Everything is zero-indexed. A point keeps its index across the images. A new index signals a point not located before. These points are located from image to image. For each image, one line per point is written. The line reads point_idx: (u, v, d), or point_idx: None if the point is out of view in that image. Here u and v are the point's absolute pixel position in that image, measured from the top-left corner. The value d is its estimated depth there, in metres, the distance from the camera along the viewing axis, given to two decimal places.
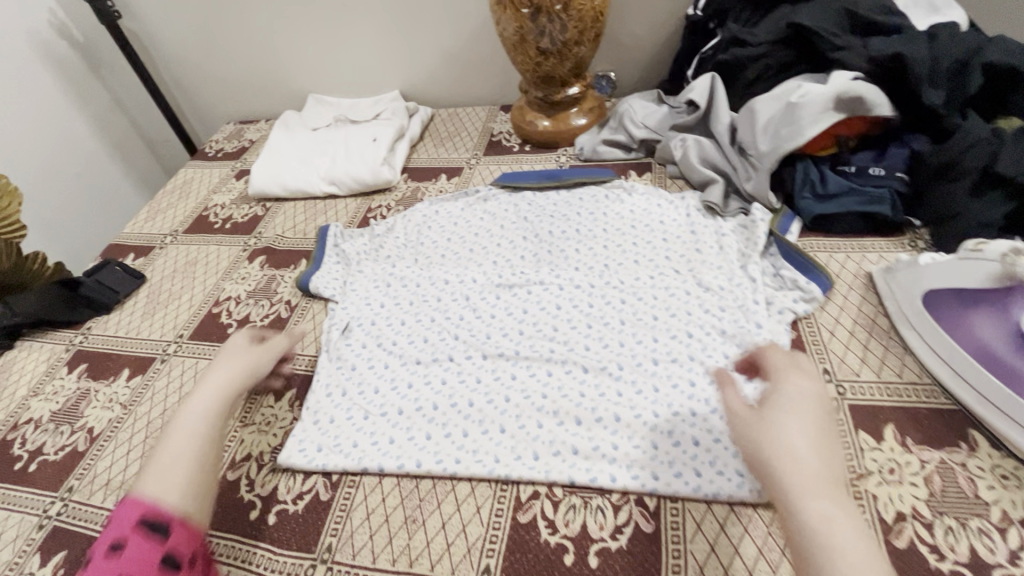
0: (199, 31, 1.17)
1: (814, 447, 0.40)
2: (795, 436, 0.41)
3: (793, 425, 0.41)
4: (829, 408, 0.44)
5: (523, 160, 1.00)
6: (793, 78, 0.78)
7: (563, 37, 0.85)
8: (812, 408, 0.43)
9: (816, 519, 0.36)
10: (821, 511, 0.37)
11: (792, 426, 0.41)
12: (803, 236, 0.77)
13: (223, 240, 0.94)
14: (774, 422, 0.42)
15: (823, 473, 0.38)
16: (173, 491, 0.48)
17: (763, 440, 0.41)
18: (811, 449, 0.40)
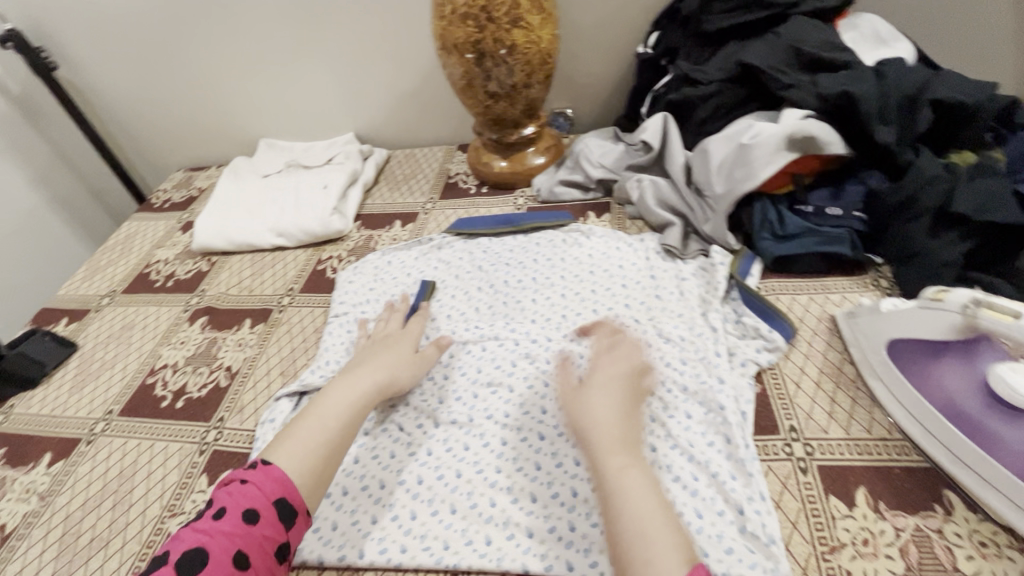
0: (143, 79, 1.14)
1: (621, 419, 0.52)
2: (592, 422, 0.52)
3: (603, 399, 0.53)
4: (635, 387, 0.56)
5: (480, 203, 0.97)
6: (745, 116, 0.76)
7: (512, 80, 0.83)
8: (621, 389, 0.54)
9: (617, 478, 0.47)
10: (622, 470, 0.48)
11: (597, 402, 0.53)
12: (765, 278, 0.75)
13: (163, 300, 0.89)
14: (584, 401, 0.54)
15: (624, 454, 0.49)
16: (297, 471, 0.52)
17: (586, 412, 0.53)
18: (619, 421, 0.52)
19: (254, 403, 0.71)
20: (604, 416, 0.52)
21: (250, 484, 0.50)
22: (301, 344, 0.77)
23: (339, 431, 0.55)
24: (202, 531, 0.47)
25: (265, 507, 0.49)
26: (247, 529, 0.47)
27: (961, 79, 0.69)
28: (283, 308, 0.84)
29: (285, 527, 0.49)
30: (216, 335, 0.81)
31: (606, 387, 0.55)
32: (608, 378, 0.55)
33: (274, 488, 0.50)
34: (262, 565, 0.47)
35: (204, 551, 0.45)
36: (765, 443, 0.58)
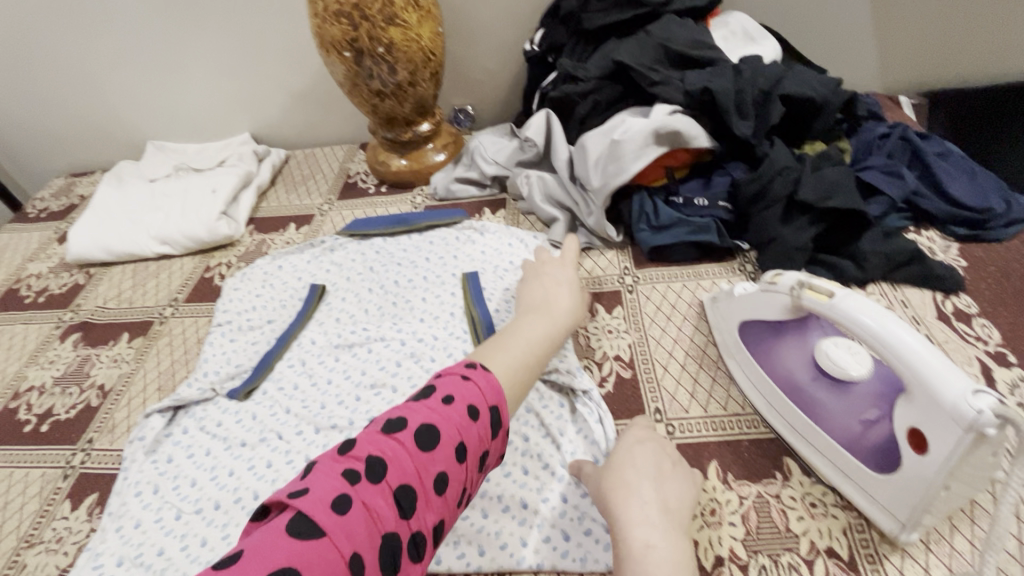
0: (10, 80, 1.05)
1: (648, 480, 0.48)
2: (614, 493, 0.48)
3: (631, 466, 0.50)
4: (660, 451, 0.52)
5: (377, 203, 0.96)
6: (621, 113, 0.79)
7: (395, 78, 0.82)
8: (643, 454, 0.51)
9: (641, 545, 0.43)
10: (644, 538, 0.43)
11: (624, 474, 0.49)
12: (643, 268, 0.78)
13: (34, 318, 0.83)
14: (611, 475, 0.50)
15: (650, 529, 0.44)
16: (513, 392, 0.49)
17: (609, 490, 0.48)
18: (644, 482, 0.48)
19: (126, 422, 0.68)
20: (631, 496, 0.47)
21: (473, 385, 0.45)
22: (181, 357, 0.75)
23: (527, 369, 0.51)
24: (432, 409, 0.42)
25: (487, 411, 0.44)
26: (472, 425, 0.42)
27: (809, 75, 0.75)
28: (164, 320, 0.80)
29: (495, 436, 0.44)
30: (90, 352, 0.77)
31: (629, 460, 0.51)
32: (631, 447, 0.52)
33: (479, 388, 0.45)
34: (474, 466, 0.42)
35: (437, 428, 0.41)
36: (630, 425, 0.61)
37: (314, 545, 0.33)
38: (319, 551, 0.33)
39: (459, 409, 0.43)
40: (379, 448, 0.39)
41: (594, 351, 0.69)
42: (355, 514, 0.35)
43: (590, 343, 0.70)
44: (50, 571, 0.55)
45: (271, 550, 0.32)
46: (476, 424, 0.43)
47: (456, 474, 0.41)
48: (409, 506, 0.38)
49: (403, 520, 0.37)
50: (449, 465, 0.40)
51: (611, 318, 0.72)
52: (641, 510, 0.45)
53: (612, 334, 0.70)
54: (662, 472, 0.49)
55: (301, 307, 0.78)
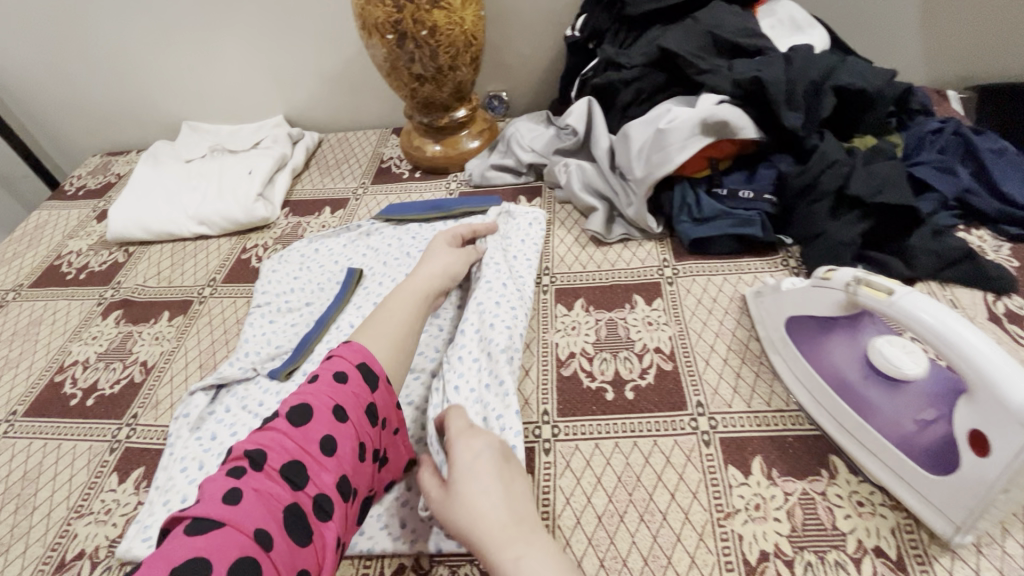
0: (49, 58, 1.06)
1: (502, 491, 0.47)
2: (469, 517, 0.46)
3: (473, 484, 0.47)
4: (501, 451, 0.51)
5: (412, 188, 0.96)
6: (666, 102, 0.77)
7: (436, 62, 0.81)
8: (488, 466, 0.49)
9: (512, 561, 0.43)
10: (515, 554, 0.43)
11: (474, 495, 0.47)
12: (682, 259, 0.77)
13: (76, 294, 0.85)
14: (461, 497, 0.47)
15: (513, 542, 0.44)
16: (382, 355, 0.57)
17: (465, 516, 0.46)
18: (501, 496, 0.47)
19: (170, 399, 0.69)
20: (486, 519, 0.45)
21: (336, 362, 0.53)
22: (221, 337, 0.75)
23: (399, 342, 0.59)
24: (305, 391, 0.51)
25: (350, 369, 0.53)
26: (339, 390, 0.51)
27: (863, 67, 0.73)
28: (203, 300, 0.81)
29: (370, 390, 0.53)
30: (131, 329, 0.78)
31: (473, 471, 0.48)
32: (469, 460, 0.49)
33: (337, 363, 0.53)
34: (359, 419, 0.51)
35: (306, 405, 0.50)
36: (672, 418, 0.60)
37: (218, 533, 0.42)
38: (226, 536, 0.42)
39: (326, 386, 0.51)
40: (258, 442, 0.48)
41: (634, 342, 0.68)
42: (248, 499, 0.44)
43: (630, 334, 0.69)
44: (101, 542, 0.57)
45: (179, 546, 0.41)
46: (346, 385, 0.52)
47: (338, 434, 0.49)
48: (304, 474, 0.47)
49: (300, 486, 0.46)
50: (332, 429, 0.49)
51: (651, 309, 0.71)
52: (501, 526, 0.45)
53: (652, 327, 0.69)
54: (506, 482, 0.48)
55: (341, 290, 0.78)
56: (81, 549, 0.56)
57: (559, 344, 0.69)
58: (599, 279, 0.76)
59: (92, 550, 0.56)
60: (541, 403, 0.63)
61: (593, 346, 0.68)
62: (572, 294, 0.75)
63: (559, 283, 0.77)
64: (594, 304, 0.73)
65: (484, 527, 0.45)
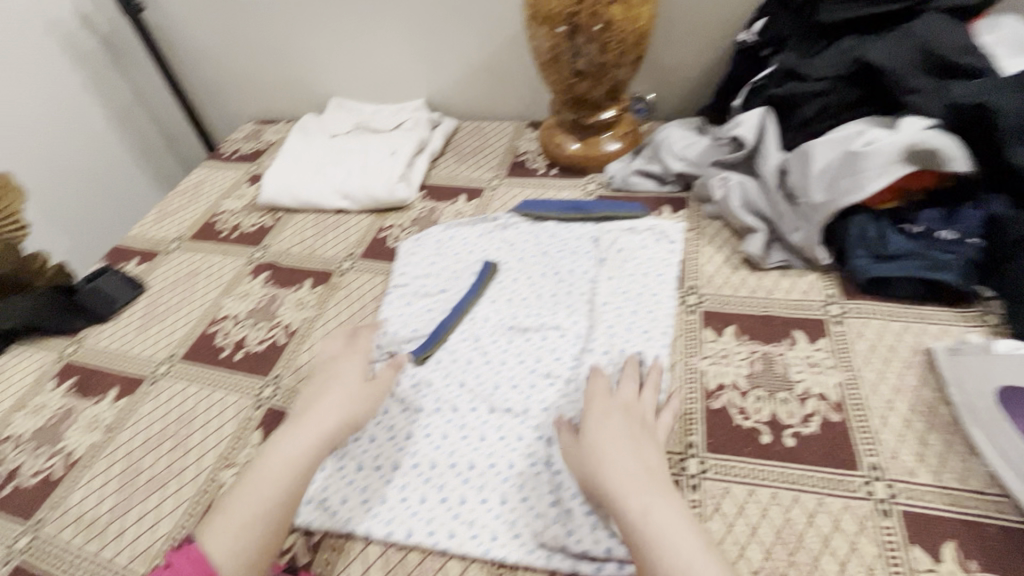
0: (223, 27, 1.13)
1: (632, 446, 0.51)
2: (604, 463, 0.50)
3: (604, 433, 0.52)
4: (629, 412, 0.55)
5: (548, 185, 0.93)
6: (857, 121, 0.69)
7: (601, 59, 0.78)
8: (618, 419, 0.54)
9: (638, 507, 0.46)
10: (639, 502, 0.47)
11: (602, 440, 0.52)
12: (853, 298, 0.69)
13: (229, 251, 0.90)
14: (591, 444, 0.52)
15: (636, 491, 0.47)
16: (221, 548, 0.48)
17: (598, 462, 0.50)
18: (629, 449, 0.51)
19: (310, 365, 0.71)
20: (613, 464, 0.50)
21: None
22: (358, 312, 0.77)
23: (252, 528, 0.50)
24: None
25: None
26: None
27: None
28: (342, 273, 0.83)
29: None
30: (277, 291, 0.82)
31: (603, 419, 0.54)
32: (594, 419, 0.55)
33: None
34: None
35: None
36: (842, 477, 0.54)
37: None
38: None
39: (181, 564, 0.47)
40: None
41: (795, 383, 0.62)
42: None
43: (789, 374, 0.62)
44: None
45: None
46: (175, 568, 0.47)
47: None
48: None
49: None
50: None
51: (815, 349, 0.64)
52: (631, 476, 0.49)
53: (815, 369, 0.63)
54: (637, 433, 0.53)
55: (474, 281, 0.77)
56: None
57: (707, 371, 0.64)
58: (753, 307, 0.70)
59: None
60: (686, 434, 0.59)
61: (746, 381, 0.62)
62: (722, 318, 0.69)
63: (706, 304, 0.71)
64: (747, 334, 0.67)
65: (618, 480, 0.48)
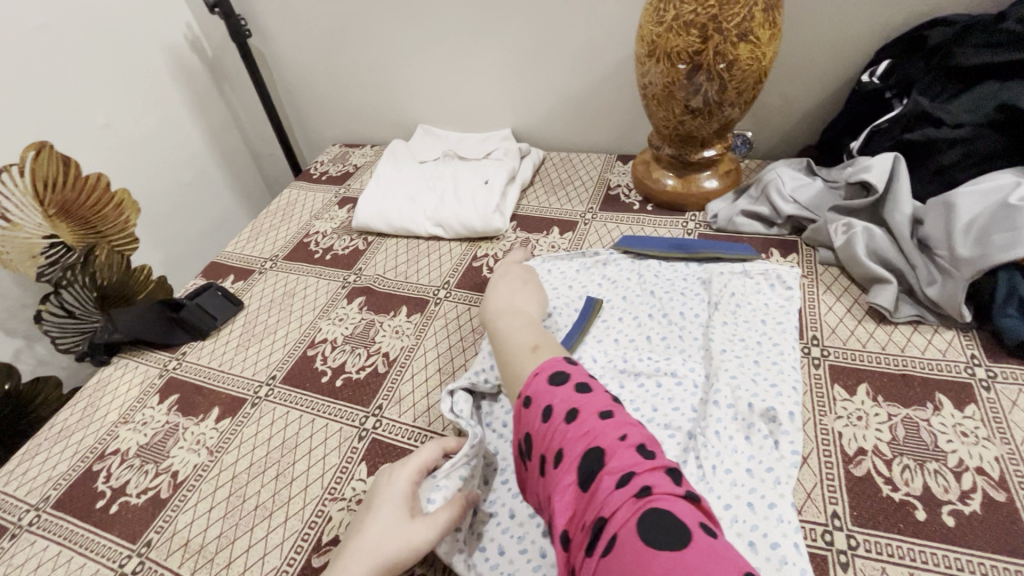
0: (320, 54, 1.16)
1: (517, 294, 0.70)
2: (498, 305, 0.68)
3: (504, 288, 0.72)
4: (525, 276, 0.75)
5: (645, 221, 0.91)
6: (1006, 172, 0.65)
7: (719, 98, 0.76)
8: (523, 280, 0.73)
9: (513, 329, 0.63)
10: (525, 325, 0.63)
11: (498, 292, 0.71)
12: (1002, 361, 0.63)
13: (323, 273, 0.91)
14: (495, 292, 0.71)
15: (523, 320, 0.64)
16: None
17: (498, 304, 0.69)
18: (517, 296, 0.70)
19: (412, 397, 0.70)
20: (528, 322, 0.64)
21: (542, 376, 0.51)
22: (458, 343, 0.76)
23: None
24: None
25: (598, 391, 0.48)
26: (591, 399, 0.47)
27: None
28: (439, 302, 0.82)
29: None
30: (373, 317, 0.81)
31: (511, 279, 0.73)
32: (507, 282, 0.73)
33: (606, 399, 0.47)
34: None
35: None
36: (1019, 568, 0.48)
37: None
38: None
39: None
40: None
41: (946, 454, 0.56)
42: None
43: (938, 443, 0.57)
44: None
45: None
46: None
47: None
48: None
49: None
50: None
51: (964, 417, 0.59)
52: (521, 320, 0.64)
53: (968, 439, 0.57)
54: (522, 287, 0.72)
55: (579, 320, 0.74)
56: (336, 535, 0.57)
57: (843, 433, 0.59)
58: (887, 364, 0.65)
59: None
60: (829, 503, 0.54)
61: (889, 447, 0.58)
62: (853, 375, 0.65)
63: (832, 358, 0.67)
64: (883, 394, 0.62)
65: (508, 309, 0.67)
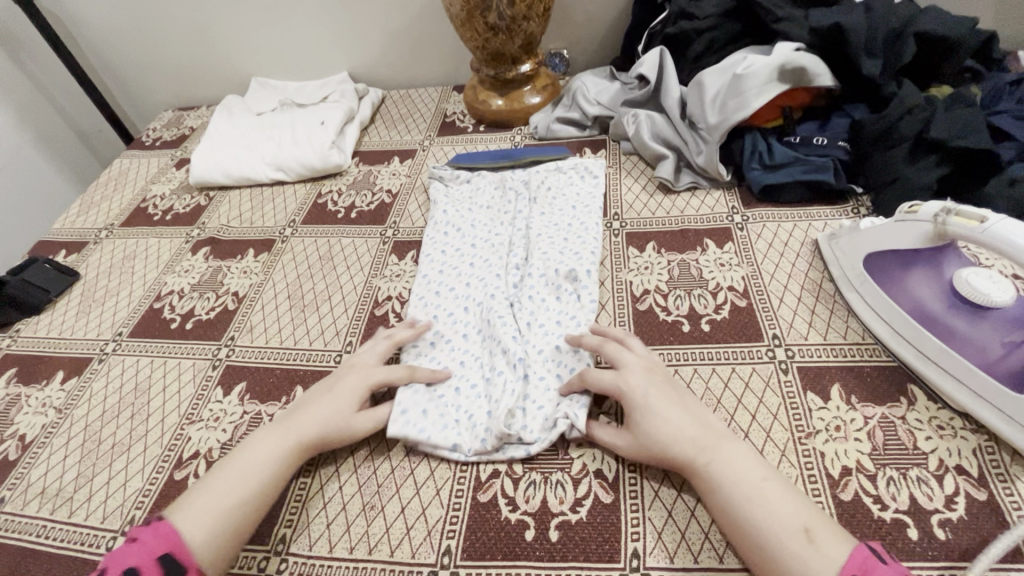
0: (127, 11, 1.10)
1: (674, 407, 0.52)
2: (666, 440, 0.50)
3: (656, 393, 0.53)
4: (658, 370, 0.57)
5: (477, 140, 0.98)
6: (740, 51, 0.79)
7: (511, 12, 0.83)
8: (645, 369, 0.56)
9: (715, 476, 0.48)
10: (717, 460, 0.48)
11: (657, 417, 0.51)
12: (753, 207, 0.78)
13: (164, 232, 0.89)
14: (656, 420, 0.51)
15: (704, 450, 0.49)
16: (202, 530, 0.47)
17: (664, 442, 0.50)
18: (675, 411, 0.52)
19: (262, 324, 0.73)
20: (669, 426, 0.51)
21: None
22: (306, 271, 0.79)
23: (232, 505, 0.49)
24: None
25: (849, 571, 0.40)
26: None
27: (946, 13, 0.72)
28: (285, 239, 0.85)
29: None
30: (220, 263, 0.82)
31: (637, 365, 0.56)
32: (640, 374, 0.55)
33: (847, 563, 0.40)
34: None
35: None
36: (750, 349, 0.63)
37: None
38: None
39: None
40: None
41: (707, 281, 0.70)
42: None
43: (703, 274, 0.71)
44: (213, 444, 0.61)
45: None
46: None
47: None
48: None
49: None
50: None
51: (722, 252, 0.73)
52: (688, 439, 0.50)
53: (724, 267, 0.71)
54: (668, 387, 0.55)
55: (430, 230, 0.80)
56: (196, 450, 0.61)
57: (633, 281, 0.71)
58: (669, 224, 0.78)
59: (205, 451, 0.61)
60: None
61: (667, 284, 0.70)
62: (643, 237, 0.77)
63: (629, 227, 0.79)
64: (665, 247, 0.75)
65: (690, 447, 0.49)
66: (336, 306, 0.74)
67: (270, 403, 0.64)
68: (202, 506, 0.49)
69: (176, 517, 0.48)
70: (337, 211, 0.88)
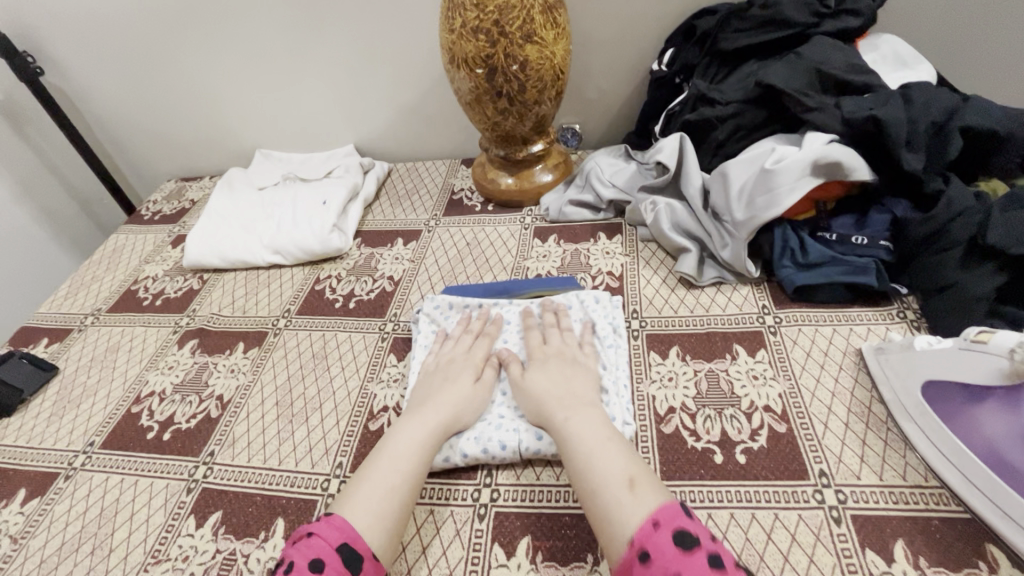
0: (135, 85, 1.09)
1: (561, 377, 0.60)
2: (535, 395, 0.59)
3: (539, 366, 0.62)
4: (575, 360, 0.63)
5: (485, 221, 0.93)
6: (767, 140, 0.74)
7: (522, 96, 0.79)
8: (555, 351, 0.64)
9: (574, 437, 0.54)
10: (571, 424, 0.55)
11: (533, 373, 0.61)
12: (786, 307, 0.71)
13: (152, 321, 0.84)
14: (529, 377, 0.61)
15: (565, 409, 0.56)
16: (373, 523, 0.49)
17: (544, 400, 0.58)
18: (554, 378, 0.60)
19: (246, 437, 0.66)
20: (540, 391, 0.59)
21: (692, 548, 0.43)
22: (298, 373, 0.73)
23: (396, 495, 0.51)
24: None
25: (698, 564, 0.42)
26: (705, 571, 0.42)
27: (991, 104, 0.67)
28: (278, 332, 0.80)
29: None
30: (207, 359, 0.77)
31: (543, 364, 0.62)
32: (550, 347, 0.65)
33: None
34: None
35: None
36: (795, 488, 0.54)
37: None
38: None
39: None
40: None
41: (740, 398, 0.62)
42: None
43: (734, 389, 0.63)
44: None
45: None
46: None
47: None
48: None
49: None
50: None
51: (755, 361, 0.66)
52: (562, 409, 0.57)
53: (758, 381, 0.64)
54: (565, 372, 0.61)
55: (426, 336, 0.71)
56: None
57: (656, 396, 0.64)
58: (693, 325, 0.71)
59: None
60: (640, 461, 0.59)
61: (695, 401, 0.63)
62: (665, 340, 0.70)
63: (649, 328, 0.72)
64: (690, 353, 0.68)
65: (561, 394, 0.58)
66: (326, 417, 0.67)
67: (246, 540, 0.57)
68: (371, 492, 0.51)
69: (347, 515, 0.49)
70: (335, 300, 0.83)
